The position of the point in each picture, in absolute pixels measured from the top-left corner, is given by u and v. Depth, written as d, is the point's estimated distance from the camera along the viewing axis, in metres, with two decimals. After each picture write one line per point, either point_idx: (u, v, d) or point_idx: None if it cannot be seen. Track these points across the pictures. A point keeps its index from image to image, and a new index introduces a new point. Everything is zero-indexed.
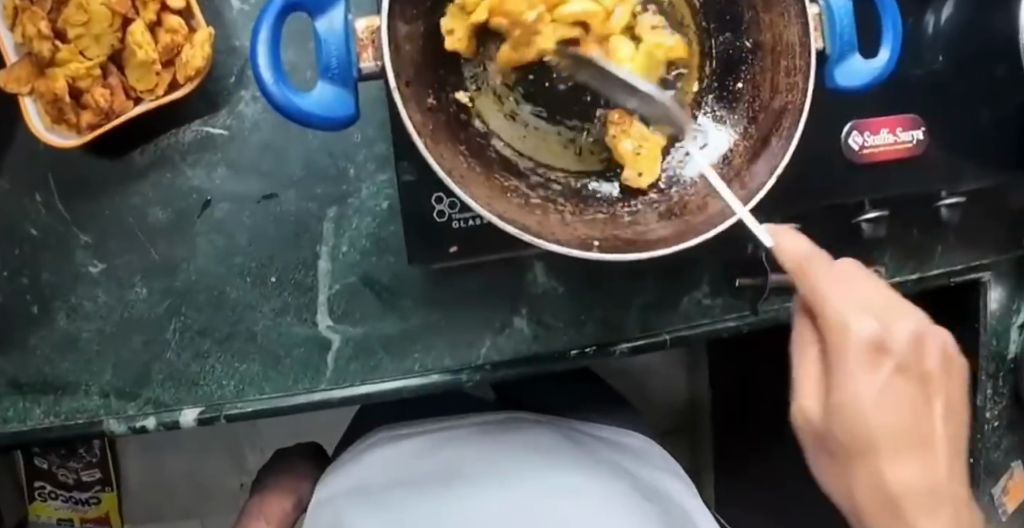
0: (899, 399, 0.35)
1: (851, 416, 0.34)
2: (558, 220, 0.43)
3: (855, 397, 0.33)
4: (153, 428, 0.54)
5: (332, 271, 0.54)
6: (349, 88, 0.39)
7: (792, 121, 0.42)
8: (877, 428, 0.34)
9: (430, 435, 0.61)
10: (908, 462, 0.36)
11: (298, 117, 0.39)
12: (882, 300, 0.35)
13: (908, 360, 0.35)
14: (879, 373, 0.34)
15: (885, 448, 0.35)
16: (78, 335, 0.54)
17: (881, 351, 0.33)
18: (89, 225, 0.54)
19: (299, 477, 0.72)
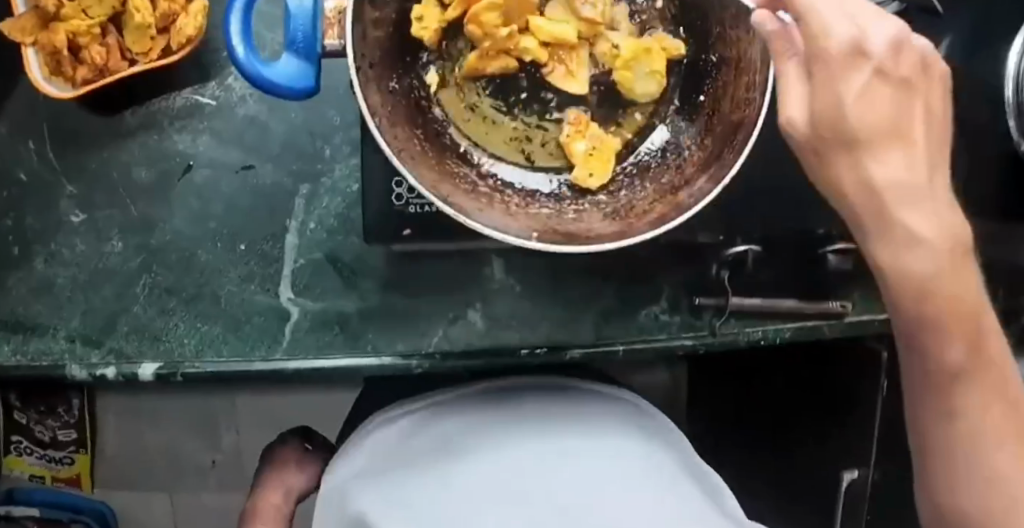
0: (884, 108, 0.32)
1: (812, 37, 0.32)
2: (502, 209, 0.43)
3: (829, 41, 0.31)
4: (112, 377, 0.54)
5: (298, 246, 0.56)
6: (313, 62, 0.40)
7: (745, 137, 0.42)
8: (863, 126, 0.32)
9: (417, 411, 0.60)
10: (898, 152, 0.33)
11: (264, 86, 0.40)
12: (857, 8, 0.33)
13: (887, 65, 0.33)
14: (870, 82, 0.32)
15: (855, 61, 0.32)
16: (53, 279, 0.56)
17: (858, 51, 0.32)
18: (76, 176, 0.56)
19: (285, 471, 0.71)
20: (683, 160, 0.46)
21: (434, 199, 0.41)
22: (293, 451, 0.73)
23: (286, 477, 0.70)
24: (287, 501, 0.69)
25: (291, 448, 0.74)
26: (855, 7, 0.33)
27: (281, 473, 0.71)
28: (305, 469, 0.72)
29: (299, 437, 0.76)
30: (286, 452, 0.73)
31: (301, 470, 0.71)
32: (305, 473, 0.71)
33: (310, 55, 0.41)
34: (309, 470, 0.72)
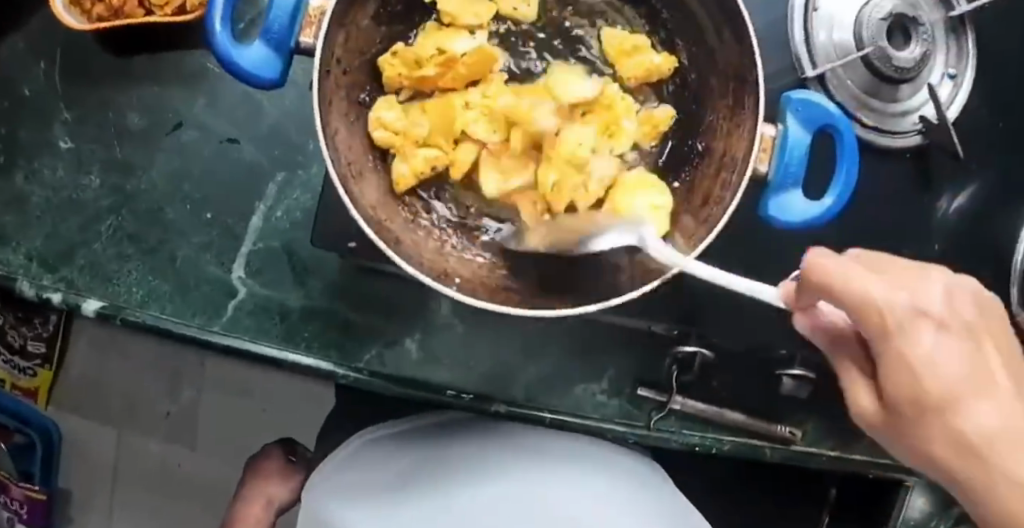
0: (957, 357, 0.27)
1: (855, 297, 0.26)
2: (435, 245, 0.45)
3: (879, 302, 0.26)
4: (56, 304, 0.54)
5: (260, 229, 0.56)
6: (281, 55, 0.43)
7: (699, 234, 0.42)
8: (938, 391, 0.26)
9: (358, 440, 0.58)
10: (988, 403, 0.27)
11: (227, 64, 0.43)
12: (889, 268, 0.28)
13: (944, 317, 0.27)
14: (920, 341, 0.26)
15: (913, 322, 0.26)
16: (27, 196, 0.57)
17: (919, 312, 0.27)
18: (75, 104, 0.57)
19: (265, 481, 0.69)
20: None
21: (365, 217, 0.41)
22: (276, 461, 0.71)
23: (267, 489, 0.69)
24: (267, 514, 0.68)
25: (275, 455, 0.72)
26: (893, 271, 0.27)
27: (262, 483, 0.69)
28: (288, 481, 0.69)
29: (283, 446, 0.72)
30: (268, 461, 0.71)
31: (283, 482, 0.69)
32: (287, 486, 0.69)
33: (280, 48, 0.43)
34: (292, 482, 0.69)
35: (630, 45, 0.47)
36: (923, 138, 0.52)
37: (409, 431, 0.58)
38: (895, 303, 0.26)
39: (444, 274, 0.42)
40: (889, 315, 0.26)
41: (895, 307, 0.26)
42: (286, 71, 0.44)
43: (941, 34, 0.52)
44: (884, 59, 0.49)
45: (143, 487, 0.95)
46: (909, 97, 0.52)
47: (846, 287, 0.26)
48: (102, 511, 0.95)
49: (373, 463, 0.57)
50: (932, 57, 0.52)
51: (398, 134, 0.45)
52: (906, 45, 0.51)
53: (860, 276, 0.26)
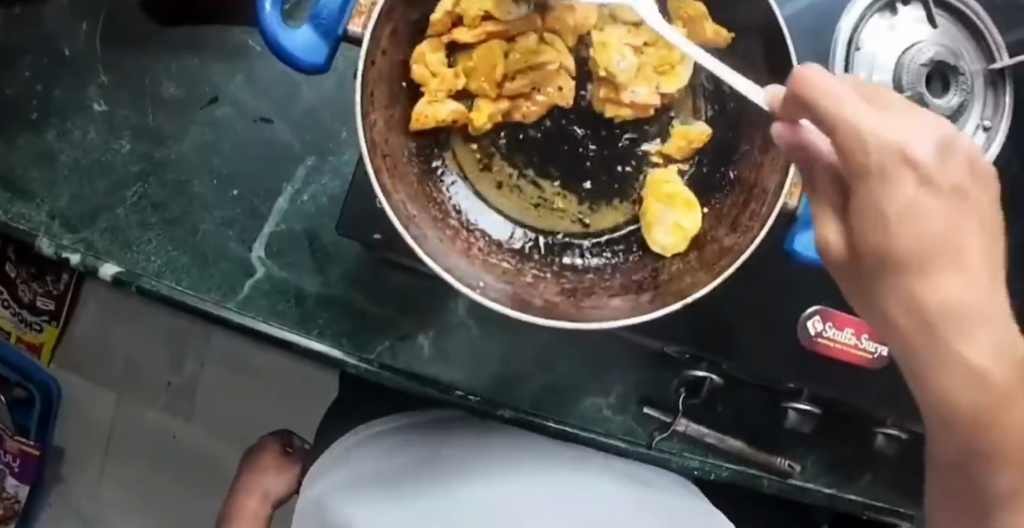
0: (957, 233, 0.29)
1: (852, 139, 0.28)
2: (462, 248, 0.45)
3: (866, 135, 0.28)
4: (75, 264, 0.54)
5: (285, 211, 0.57)
6: (328, 41, 0.43)
7: (726, 263, 0.42)
8: (907, 248, 0.28)
9: (356, 437, 0.59)
10: (958, 277, 0.29)
11: (270, 38, 0.43)
12: (886, 107, 0.29)
13: (934, 171, 0.29)
14: (917, 190, 0.29)
15: (902, 173, 0.28)
16: (57, 154, 0.57)
17: (902, 154, 0.28)
18: (113, 69, 0.58)
19: (262, 473, 0.70)
20: (658, 263, 0.46)
21: (393, 213, 0.41)
22: (272, 451, 0.72)
23: (263, 482, 0.69)
24: (264, 506, 0.68)
25: (271, 446, 0.72)
26: (896, 109, 0.29)
27: (259, 475, 0.69)
28: (284, 472, 0.70)
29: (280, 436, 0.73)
30: (264, 453, 0.71)
31: (280, 473, 0.69)
32: (283, 479, 0.69)
33: (327, 34, 0.43)
34: (288, 474, 0.70)
35: (693, 13, 0.46)
36: None
37: (407, 426, 0.59)
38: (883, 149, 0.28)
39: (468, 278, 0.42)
40: (879, 175, 0.28)
41: (887, 175, 0.28)
42: (326, 60, 0.44)
43: (980, 85, 0.52)
44: (920, 105, 0.49)
45: (136, 454, 0.95)
46: None
47: (856, 133, 0.28)
48: (91, 474, 0.95)
49: (373, 458, 0.57)
50: (968, 108, 0.52)
51: (433, 77, 0.45)
52: (944, 93, 0.51)
53: (873, 126, 0.28)
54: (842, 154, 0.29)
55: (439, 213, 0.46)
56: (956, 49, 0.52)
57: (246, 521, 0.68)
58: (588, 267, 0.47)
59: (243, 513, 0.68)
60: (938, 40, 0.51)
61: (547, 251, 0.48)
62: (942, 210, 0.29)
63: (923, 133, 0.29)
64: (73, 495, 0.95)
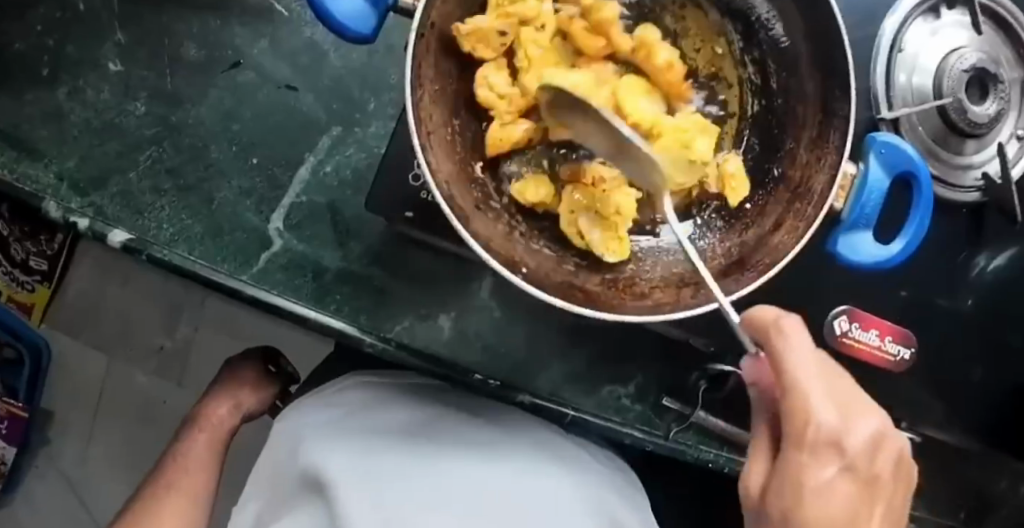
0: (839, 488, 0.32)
1: (795, 411, 0.32)
2: (504, 231, 0.44)
3: (815, 417, 0.32)
4: (82, 230, 0.52)
5: (307, 182, 0.55)
6: (377, 10, 0.41)
7: (771, 261, 0.41)
8: (803, 452, 0.32)
9: (319, 395, 0.53)
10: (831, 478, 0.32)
11: (321, 12, 0.40)
12: (843, 393, 0.33)
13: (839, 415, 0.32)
14: (835, 406, 0.32)
15: (825, 459, 0.32)
16: (66, 113, 0.55)
17: (834, 443, 0.32)
18: (130, 26, 0.56)
19: (239, 386, 0.67)
20: (698, 257, 0.46)
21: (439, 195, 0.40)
22: (251, 367, 0.69)
23: (238, 395, 0.66)
24: (232, 418, 0.64)
25: (252, 362, 0.70)
26: (839, 409, 0.33)
27: (236, 387, 0.66)
28: (259, 390, 0.67)
29: (263, 354, 0.71)
30: (244, 369, 0.69)
31: (256, 391, 0.67)
32: (258, 396, 0.67)
33: (377, 3, 0.41)
34: (263, 393, 0.67)
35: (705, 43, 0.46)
36: (980, 195, 0.53)
37: (377, 384, 0.53)
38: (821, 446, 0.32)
39: (510, 264, 0.41)
40: (817, 448, 0.32)
41: (823, 446, 0.32)
42: (377, 29, 0.42)
43: (1016, 94, 0.53)
44: (960, 111, 0.50)
45: (123, 420, 0.93)
46: (974, 152, 0.52)
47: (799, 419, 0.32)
48: (77, 437, 0.93)
49: (358, 412, 0.50)
50: (1005, 116, 0.52)
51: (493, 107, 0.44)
52: (982, 101, 0.51)
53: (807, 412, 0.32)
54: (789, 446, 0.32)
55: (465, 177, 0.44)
56: (996, 56, 0.52)
57: (208, 428, 0.63)
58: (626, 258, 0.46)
59: (205, 420, 0.64)
60: (979, 46, 0.51)
61: None
62: (838, 430, 0.32)
63: (829, 405, 0.32)
64: (58, 457, 0.93)
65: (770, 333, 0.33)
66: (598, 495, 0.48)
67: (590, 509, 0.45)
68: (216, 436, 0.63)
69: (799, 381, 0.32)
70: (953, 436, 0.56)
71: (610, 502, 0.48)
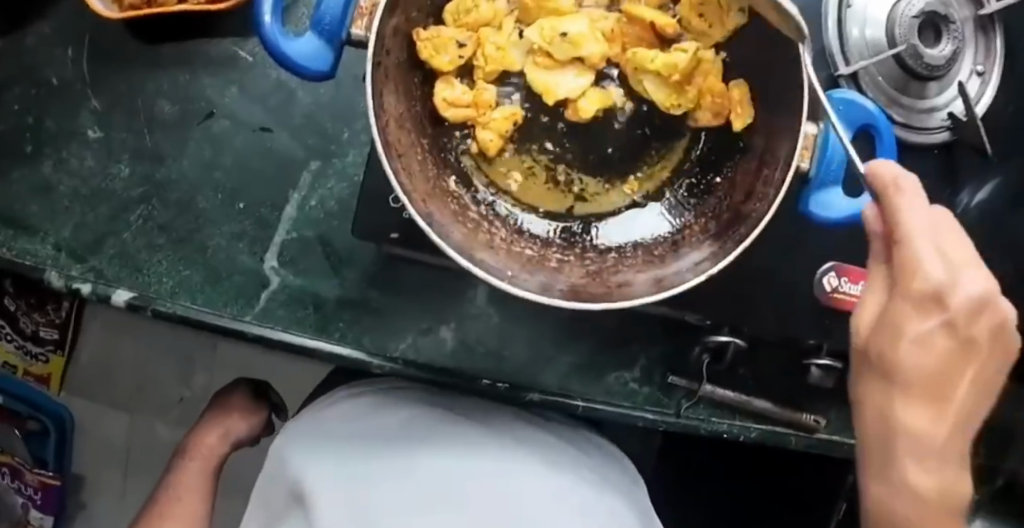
0: (935, 350, 0.34)
1: (907, 263, 0.33)
2: (485, 239, 0.45)
3: (920, 269, 0.33)
4: (86, 293, 0.54)
5: (293, 218, 0.56)
6: (333, 46, 0.43)
7: (747, 229, 0.42)
8: (918, 295, 0.33)
9: (313, 408, 0.55)
10: (928, 331, 0.34)
11: (278, 56, 0.43)
12: (956, 249, 0.34)
13: (949, 287, 0.33)
14: (949, 259, 0.34)
15: (930, 309, 0.34)
16: (55, 185, 0.57)
17: (938, 296, 0.33)
18: (103, 93, 0.57)
19: (227, 413, 0.68)
20: (677, 237, 0.47)
21: (414, 211, 0.41)
22: (240, 393, 0.70)
23: (227, 422, 0.67)
24: (222, 445, 0.66)
25: (239, 390, 0.71)
26: (958, 261, 0.34)
27: (225, 414, 0.68)
28: (249, 416, 0.68)
29: (251, 382, 0.72)
30: (236, 396, 0.70)
31: (245, 416, 0.68)
32: (248, 422, 0.68)
33: (332, 39, 0.43)
34: (254, 421, 0.68)
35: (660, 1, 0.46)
36: (950, 134, 0.54)
37: (371, 391, 0.55)
38: (931, 287, 0.33)
39: (495, 269, 0.42)
40: (930, 294, 0.33)
41: (934, 296, 0.33)
42: (337, 64, 0.44)
43: (970, 31, 0.53)
44: (915, 57, 0.51)
45: (154, 472, 0.95)
46: (936, 94, 0.53)
47: (908, 256, 0.33)
48: (112, 494, 0.95)
49: (350, 420, 0.52)
50: (961, 55, 0.53)
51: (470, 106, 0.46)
52: (936, 43, 0.52)
53: (918, 252, 0.33)
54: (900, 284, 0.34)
55: (440, 192, 0.45)
56: None
57: (199, 456, 0.65)
58: (608, 247, 0.47)
59: (196, 449, 0.65)
60: None
61: (571, 235, 0.48)
62: (953, 279, 0.33)
63: (938, 253, 0.33)
64: (97, 515, 0.95)
65: (901, 188, 0.34)
66: (585, 493, 0.48)
67: (587, 499, 0.47)
68: (209, 467, 0.64)
69: (912, 225, 0.33)
70: None
71: (602, 491, 0.50)
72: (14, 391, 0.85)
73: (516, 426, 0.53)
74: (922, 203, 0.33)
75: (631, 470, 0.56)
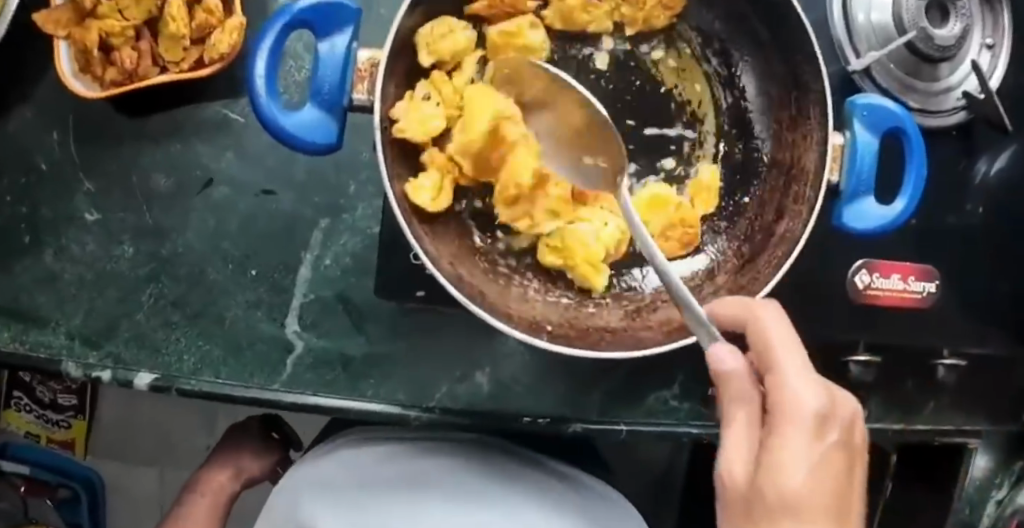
0: (833, 475, 0.28)
1: (784, 395, 0.29)
2: (520, 293, 0.45)
3: (792, 391, 0.29)
4: (107, 381, 0.53)
5: (310, 279, 0.55)
6: (335, 114, 0.41)
7: (784, 250, 0.41)
8: (790, 406, 0.28)
9: (322, 448, 0.57)
10: (810, 452, 0.28)
11: (277, 131, 0.40)
12: (803, 364, 0.30)
13: (829, 411, 0.29)
14: (823, 386, 0.29)
15: (794, 426, 0.28)
16: (59, 274, 0.55)
17: (780, 412, 0.29)
18: (94, 173, 0.55)
19: (240, 451, 0.67)
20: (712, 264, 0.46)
21: (444, 280, 0.39)
22: (253, 435, 0.69)
23: (239, 460, 0.67)
24: (232, 484, 0.66)
25: (253, 430, 0.69)
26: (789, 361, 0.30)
27: (236, 453, 0.67)
28: (262, 456, 0.68)
29: (263, 421, 0.70)
30: (246, 436, 0.69)
31: (258, 456, 0.67)
32: (261, 461, 0.67)
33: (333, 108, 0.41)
34: (268, 461, 0.68)
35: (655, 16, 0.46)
36: (965, 114, 0.53)
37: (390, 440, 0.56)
38: (801, 408, 0.28)
39: (535, 327, 0.41)
40: (793, 411, 0.28)
41: (802, 418, 0.28)
42: (342, 132, 0.41)
43: (976, 6, 0.53)
44: (925, 40, 0.49)
45: None
46: (949, 74, 0.52)
47: (779, 388, 0.29)
48: None
49: (361, 465, 0.54)
50: (970, 33, 0.52)
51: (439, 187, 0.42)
52: (945, 22, 0.51)
53: (791, 384, 0.29)
54: (744, 394, 0.30)
55: (467, 253, 0.44)
56: None
57: (210, 491, 0.66)
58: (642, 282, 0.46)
59: (207, 483, 0.66)
60: None
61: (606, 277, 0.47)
62: (807, 390, 0.29)
63: (809, 374, 0.29)
64: None
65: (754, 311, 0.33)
66: None
67: None
68: (217, 502, 0.66)
69: (784, 353, 0.30)
70: (992, 348, 0.57)
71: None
72: (37, 461, 0.89)
73: (524, 472, 0.55)
74: (790, 334, 0.31)
75: (632, 513, 0.58)
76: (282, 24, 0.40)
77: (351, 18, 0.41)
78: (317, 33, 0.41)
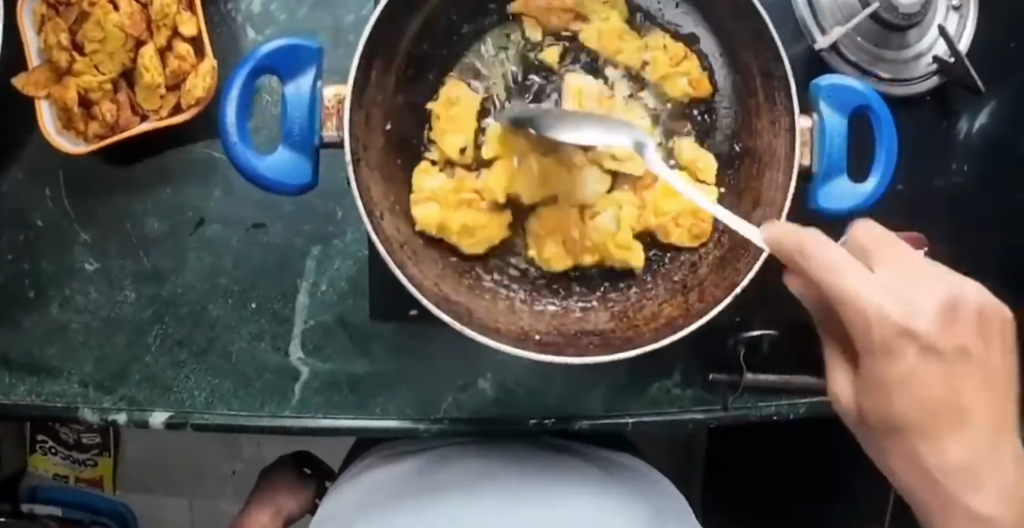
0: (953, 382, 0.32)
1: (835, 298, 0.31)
2: (508, 305, 0.46)
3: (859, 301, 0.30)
4: (122, 423, 0.54)
5: (309, 306, 0.56)
6: (309, 153, 0.41)
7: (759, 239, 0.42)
8: (885, 339, 0.31)
9: (348, 476, 0.57)
10: (927, 363, 0.32)
11: (253, 176, 0.41)
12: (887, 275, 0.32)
13: (932, 339, 0.32)
14: (910, 301, 0.32)
15: (903, 344, 0.31)
16: (66, 324, 0.56)
17: (906, 331, 0.31)
18: (89, 223, 0.56)
19: (275, 490, 0.69)
20: (693, 257, 0.47)
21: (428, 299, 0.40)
22: (287, 468, 0.71)
23: (276, 499, 0.68)
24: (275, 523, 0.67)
25: (287, 467, 0.71)
26: (902, 268, 0.33)
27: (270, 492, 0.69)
28: (296, 490, 0.69)
29: (295, 458, 0.73)
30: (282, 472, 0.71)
31: (292, 491, 0.69)
32: (296, 496, 0.69)
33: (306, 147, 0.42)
34: (302, 494, 0.69)
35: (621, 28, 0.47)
36: (937, 79, 0.53)
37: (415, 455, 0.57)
38: (890, 324, 0.31)
39: (523, 336, 0.42)
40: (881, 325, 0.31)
41: (886, 324, 0.31)
42: (318, 169, 0.42)
43: None
44: (891, 10, 0.49)
45: None
46: (918, 40, 0.52)
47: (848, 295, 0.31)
48: None
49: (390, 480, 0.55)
50: None
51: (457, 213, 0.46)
52: None
53: (843, 272, 0.31)
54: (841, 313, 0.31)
55: (451, 271, 0.46)
56: None
57: None
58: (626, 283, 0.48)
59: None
60: None
61: None
62: (890, 296, 0.31)
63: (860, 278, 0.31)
64: None
65: (862, 240, 0.34)
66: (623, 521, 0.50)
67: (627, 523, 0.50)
68: None
69: (839, 263, 0.31)
70: None
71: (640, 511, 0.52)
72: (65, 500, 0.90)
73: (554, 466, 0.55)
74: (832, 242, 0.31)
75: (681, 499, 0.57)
76: (248, 71, 0.41)
77: (314, 59, 0.42)
78: (283, 78, 0.42)
